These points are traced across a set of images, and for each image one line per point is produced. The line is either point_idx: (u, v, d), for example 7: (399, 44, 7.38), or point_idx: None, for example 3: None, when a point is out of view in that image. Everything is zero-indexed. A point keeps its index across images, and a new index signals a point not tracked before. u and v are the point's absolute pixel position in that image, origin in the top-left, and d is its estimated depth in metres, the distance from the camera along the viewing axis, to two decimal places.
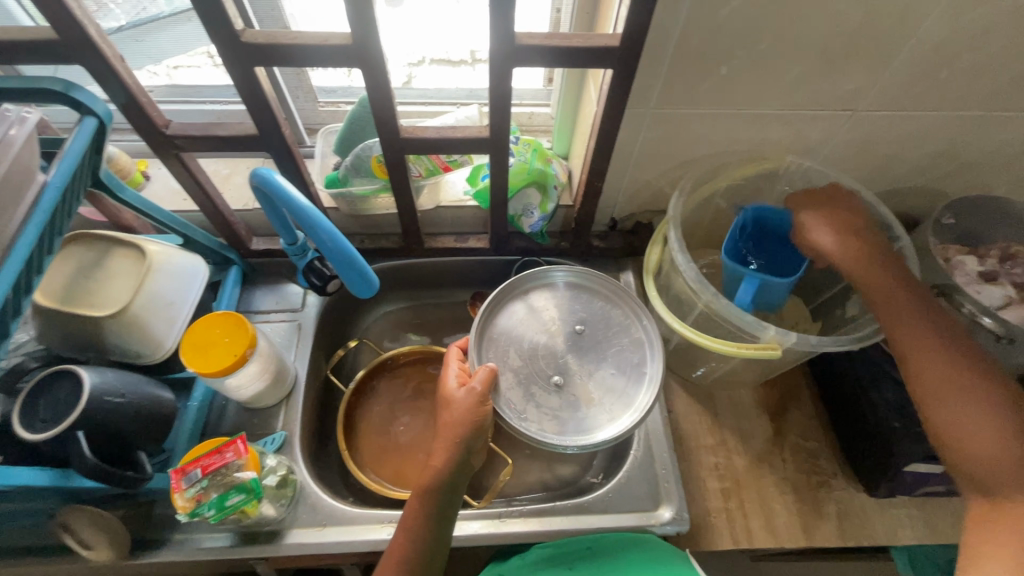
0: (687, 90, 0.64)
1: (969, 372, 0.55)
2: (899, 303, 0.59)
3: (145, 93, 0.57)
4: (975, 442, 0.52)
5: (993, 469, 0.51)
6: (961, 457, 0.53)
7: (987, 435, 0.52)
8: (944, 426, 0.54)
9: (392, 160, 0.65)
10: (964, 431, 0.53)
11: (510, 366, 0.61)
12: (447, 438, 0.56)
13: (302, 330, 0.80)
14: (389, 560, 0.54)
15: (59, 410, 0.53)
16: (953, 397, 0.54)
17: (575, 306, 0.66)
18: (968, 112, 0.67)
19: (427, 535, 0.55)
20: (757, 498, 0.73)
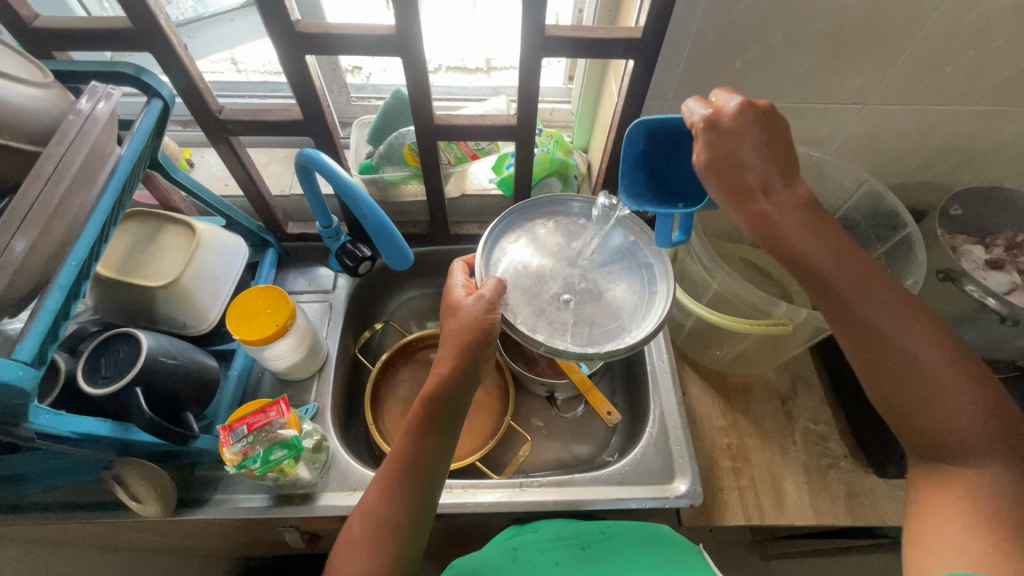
0: (703, 82, 0.67)
1: (909, 332, 0.49)
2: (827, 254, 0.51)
3: (202, 79, 0.62)
4: (921, 409, 0.48)
5: (937, 436, 0.48)
6: (904, 426, 0.50)
7: (934, 402, 0.48)
8: (889, 398, 0.50)
9: (425, 146, 0.70)
10: (907, 401, 0.49)
11: (519, 280, 0.59)
12: (452, 346, 0.55)
13: (333, 309, 0.84)
14: (386, 469, 0.57)
15: (119, 367, 0.58)
16: (888, 364, 0.49)
17: (581, 232, 0.64)
18: (974, 106, 0.70)
19: (426, 444, 0.56)
20: (769, 477, 0.75)
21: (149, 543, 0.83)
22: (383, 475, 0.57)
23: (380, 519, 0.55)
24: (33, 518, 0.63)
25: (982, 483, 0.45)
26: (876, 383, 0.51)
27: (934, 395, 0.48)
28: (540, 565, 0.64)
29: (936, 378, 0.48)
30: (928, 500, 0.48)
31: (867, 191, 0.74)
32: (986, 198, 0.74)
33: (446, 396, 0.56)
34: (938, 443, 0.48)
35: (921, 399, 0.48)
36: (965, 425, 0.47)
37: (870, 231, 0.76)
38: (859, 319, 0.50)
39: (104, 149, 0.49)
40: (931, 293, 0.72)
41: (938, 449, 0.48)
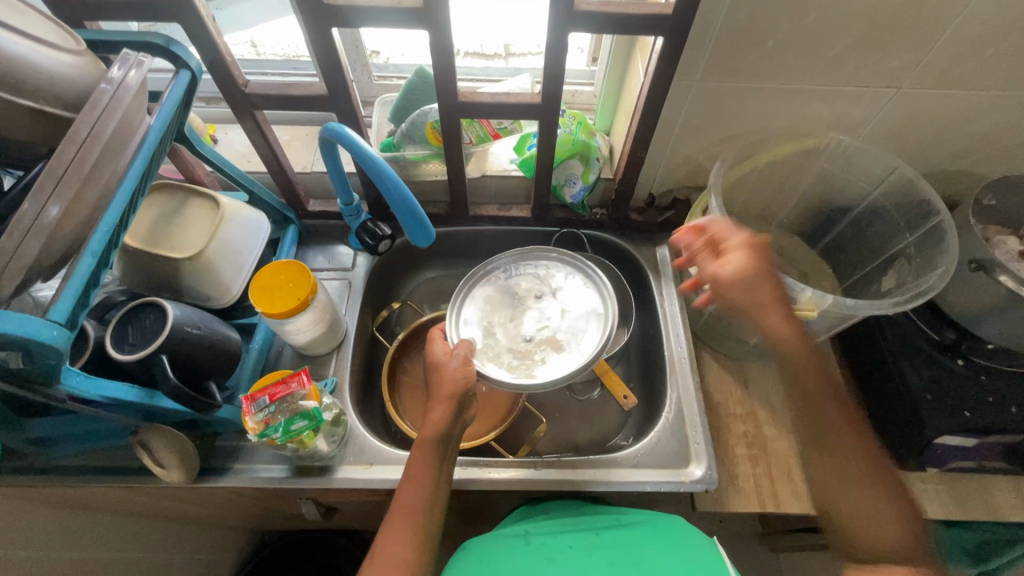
0: (734, 62, 0.66)
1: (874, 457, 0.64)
2: (822, 401, 0.67)
3: (229, 53, 0.62)
4: (868, 527, 0.61)
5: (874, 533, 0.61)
6: (841, 539, 0.64)
7: (884, 520, 0.61)
8: (841, 518, 0.63)
9: (448, 124, 0.69)
10: (861, 517, 0.61)
11: (483, 332, 0.69)
12: (443, 396, 0.62)
13: (352, 287, 0.85)
14: (397, 515, 0.58)
15: (146, 335, 0.59)
16: (849, 492, 0.63)
17: (531, 277, 0.73)
18: (1013, 92, 0.68)
19: (429, 488, 0.59)
20: (786, 466, 0.75)
21: (170, 511, 0.85)
22: (398, 523, 0.57)
23: (395, 561, 0.56)
24: (70, 482, 0.66)
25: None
26: (834, 508, 0.65)
27: (883, 515, 0.61)
28: (552, 548, 0.65)
29: (877, 503, 0.62)
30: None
31: (898, 177, 0.72)
32: (1020, 189, 0.72)
33: (443, 443, 0.61)
34: (878, 554, 0.60)
35: (870, 521, 0.61)
36: (895, 530, 0.60)
37: (899, 219, 0.74)
38: (841, 450, 0.66)
39: (135, 118, 0.50)
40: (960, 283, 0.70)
41: (876, 556, 0.60)
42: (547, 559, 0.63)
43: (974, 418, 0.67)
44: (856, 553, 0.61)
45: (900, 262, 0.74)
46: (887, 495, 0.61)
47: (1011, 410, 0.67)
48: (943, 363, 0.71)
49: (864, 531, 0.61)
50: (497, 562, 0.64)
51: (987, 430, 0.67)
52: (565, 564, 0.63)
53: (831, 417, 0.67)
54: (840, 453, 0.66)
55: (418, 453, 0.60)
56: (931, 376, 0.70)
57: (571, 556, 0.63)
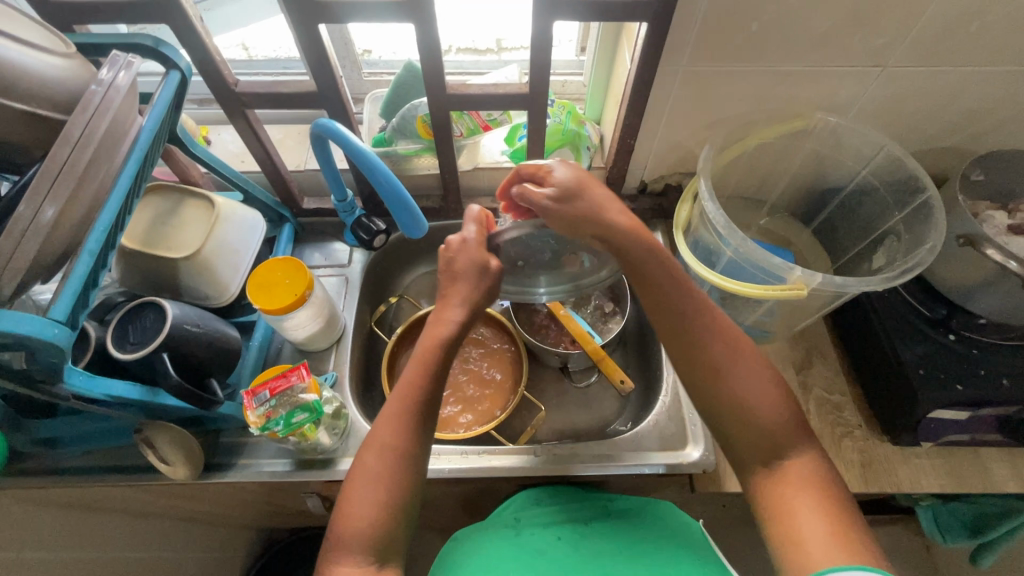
0: (718, 46, 0.66)
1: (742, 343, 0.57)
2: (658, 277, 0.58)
3: (218, 53, 0.63)
4: (752, 413, 0.54)
5: (767, 426, 0.53)
6: (724, 437, 0.56)
7: (764, 404, 0.54)
8: (720, 406, 0.55)
9: (438, 116, 0.70)
10: (744, 402, 0.54)
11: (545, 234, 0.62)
12: (461, 286, 0.58)
13: (349, 282, 0.86)
14: (395, 398, 0.57)
15: (146, 335, 0.60)
16: (734, 369, 0.55)
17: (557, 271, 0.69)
18: (997, 67, 0.68)
19: (434, 386, 0.57)
20: None
21: (176, 511, 0.86)
22: (397, 407, 0.56)
23: (395, 445, 0.55)
24: (74, 482, 0.66)
25: (816, 473, 0.51)
26: (705, 399, 0.56)
27: (762, 399, 0.54)
28: (542, 538, 0.67)
29: (771, 393, 0.55)
30: (764, 490, 0.52)
31: (886, 155, 0.73)
32: (1007, 162, 0.73)
33: (453, 343, 0.58)
34: (766, 444, 0.53)
35: (746, 406, 0.54)
36: (782, 414, 0.54)
37: (888, 197, 0.75)
38: (691, 337, 0.57)
39: (127, 119, 0.50)
40: (950, 257, 0.70)
41: (771, 448, 0.53)
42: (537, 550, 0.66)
43: (965, 392, 0.67)
44: (738, 455, 0.55)
45: (890, 240, 0.74)
46: (763, 381, 0.55)
47: (1004, 383, 0.68)
48: (934, 339, 0.72)
49: (745, 420, 0.54)
50: (488, 551, 0.66)
51: (978, 403, 0.68)
52: (555, 553, 0.65)
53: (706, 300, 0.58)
54: (698, 342, 0.56)
55: (426, 349, 0.58)
56: (923, 353, 0.71)
57: (560, 547, 0.66)
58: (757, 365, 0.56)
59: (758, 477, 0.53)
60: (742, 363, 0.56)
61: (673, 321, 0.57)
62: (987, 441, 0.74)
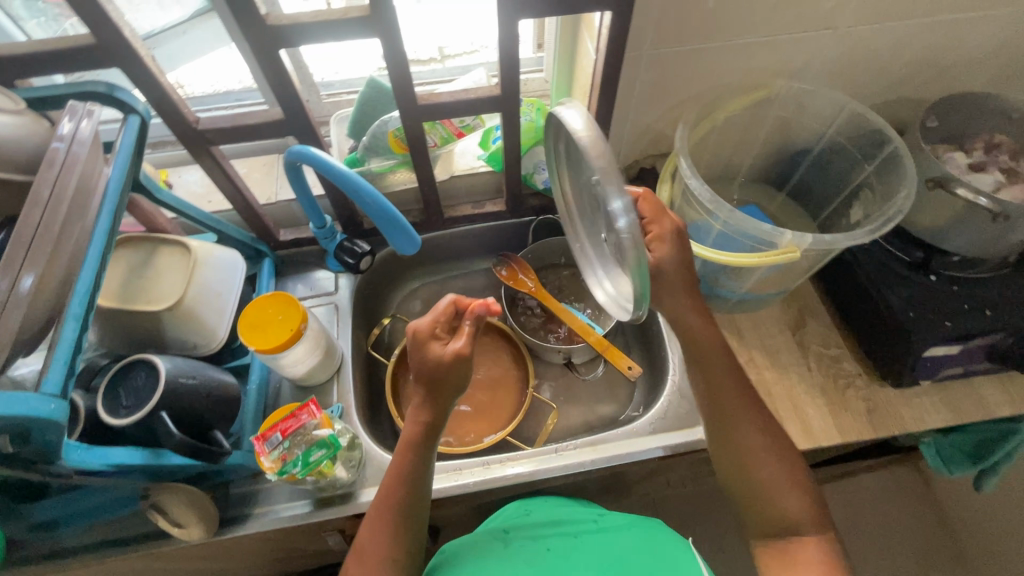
0: (679, 27, 0.68)
1: (771, 434, 0.60)
2: (717, 371, 0.63)
3: (175, 90, 0.60)
4: (775, 499, 0.58)
5: (785, 515, 0.57)
6: (744, 509, 0.60)
7: (786, 498, 0.58)
8: (749, 488, 0.59)
9: (412, 128, 0.69)
10: (766, 489, 0.58)
11: (603, 244, 0.60)
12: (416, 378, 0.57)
13: (340, 310, 0.83)
14: (376, 506, 0.58)
15: (139, 396, 0.57)
16: (760, 459, 0.59)
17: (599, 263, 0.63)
18: (936, 17, 0.72)
19: (414, 485, 0.58)
20: (791, 404, 0.78)
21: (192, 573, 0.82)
22: (374, 513, 0.58)
23: (376, 551, 0.57)
24: (81, 560, 0.63)
25: (824, 555, 0.55)
26: (734, 480, 0.61)
27: (785, 489, 0.58)
28: (532, 550, 0.67)
29: (795, 482, 0.59)
30: (773, 561, 0.57)
31: (848, 114, 0.75)
32: (958, 106, 0.77)
33: (419, 453, 0.58)
34: (778, 526, 0.57)
35: (772, 496, 0.58)
36: (801, 499, 0.58)
37: (855, 152, 0.78)
38: (726, 428, 0.61)
39: (93, 172, 0.48)
40: (923, 203, 0.73)
41: (786, 527, 0.57)
42: (526, 559, 0.65)
43: (955, 327, 0.70)
44: (754, 532, 0.60)
45: (864, 193, 0.77)
46: (793, 473, 0.59)
47: (987, 314, 0.71)
48: (919, 281, 0.74)
49: (766, 506, 0.58)
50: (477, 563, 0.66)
51: (970, 336, 0.70)
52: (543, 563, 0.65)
53: (739, 397, 0.62)
54: (732, 432, 0.61)
55: (404, 449, 0.59)
56: (910, 296, 0.73)
57: (550, 556, 0.66)
58: (781, 454, 0.60)
59: (766, 550, 0.58)
60: (769, 453, 0.60)
61: (720, 410, 0.62)
62: (977, 371, 0.78)
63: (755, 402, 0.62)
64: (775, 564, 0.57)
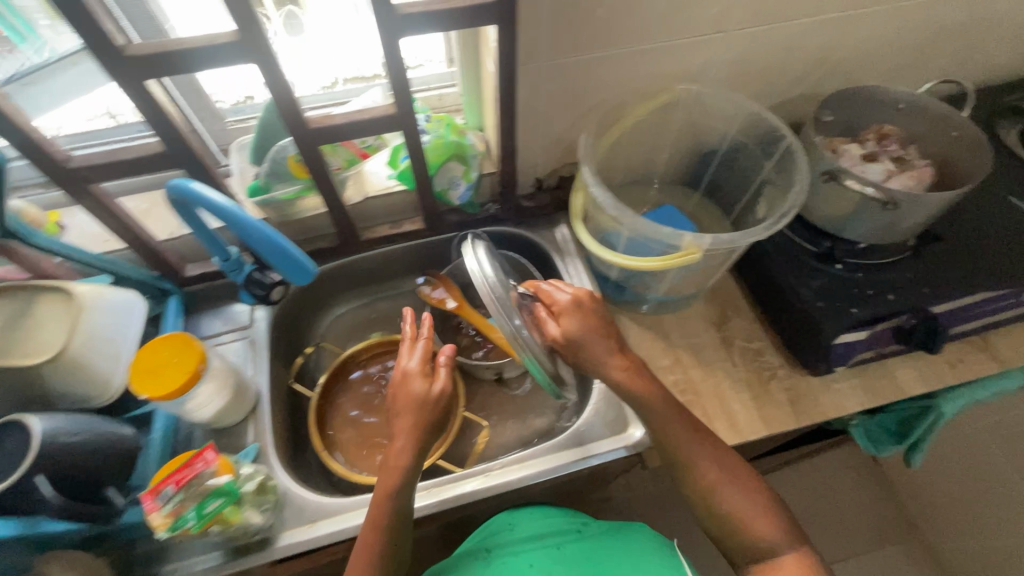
0: (573, 36, 0.68)
1: (727, 463, 0.62)
2: (661, 412, 0.63)
3: (38, 129, 0.56)
4: (751, 529, 0.59)
5: (761, 544, 0.59)
6: (723, 538, 0.62)
7: (757, 525, 0.59)
8: (722, 522, 0.61)
9: (308, 153, 0.66)
10: (737, 523, 0.60)
11: (509, 334, 0.63)
12: (404, 410, 0.60)
13: (256, 344, 0.80)
14: (361, 543, 0.58)
15: (10, 462, 0.52)
16: (721, 489, 0.61)
17: (527, 358, 0.59)
18: (821, 16, 0.75)
19: (397, 511, 0.58)
20: (717, 401, 0.79)
21: None
22: (359, 550, 0.57)
23: None
24: None
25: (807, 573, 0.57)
26: (705, 514, 0.63)
27: (754, 517, 0.60)
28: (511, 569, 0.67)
29: (759, 505, 0.60)
30: None
31: (746, 113, 0.77)
32: (851, 99, 0.79)
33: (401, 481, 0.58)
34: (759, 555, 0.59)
35: (744, 530, 0.59)
36: (771, 518, 0.60)
37: (757, 150, 0.80)
38: (688, 466, 0.62)
39: None
40: (823, 196, 0.76)
41: (765, 552, 0.59)
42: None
43: (861, 313, 0.72)
44: (738, 557, 0.61)
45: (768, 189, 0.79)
46: (755, 496, 0.61)
47: (890, 298, 0.73)
48: (826, 271, 0.77)
49: (743, 537, 0.60)
50: None
51: (874, 321, 0.73)
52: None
53: (689, 431, 0.62)
54: (691, 467, 0.62)
55: (387, 477, 0.59)
56: (819, 286, 0.75)
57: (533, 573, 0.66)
58: (741, 481, 0.61)
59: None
60: (728, 479, 0.61)
61: (673, 448, 0.63)
62: (889, 352, 0.81)
63: (702, 434, 0.63)
64: None
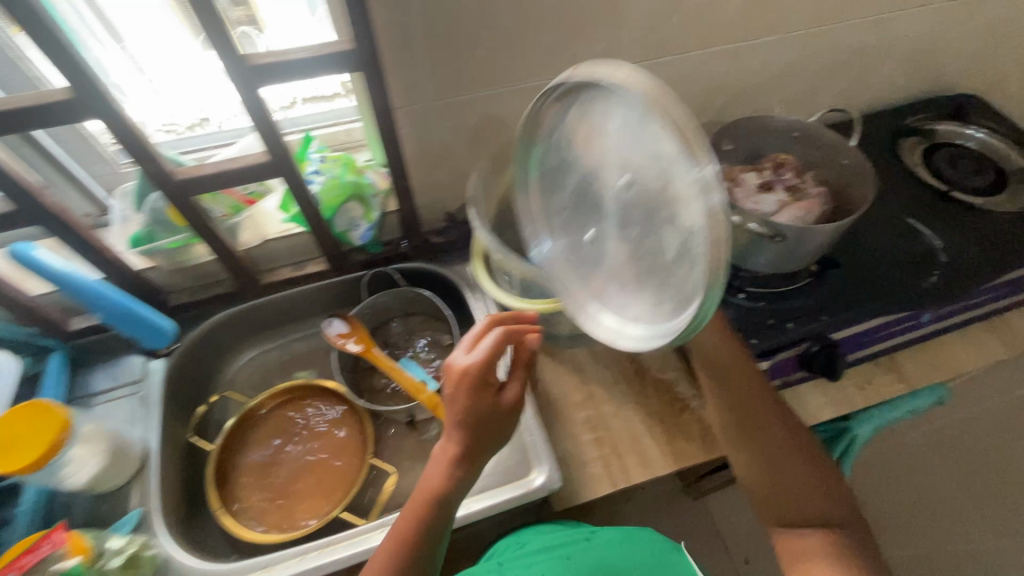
0: (455, 76, 0.66)
1: (780, 418, 0.66)
2: (740, 368, 0.68)
3: None
4: (786, 484, 0.63)
5: (797, 502, 0.62)
6: (758, 497, 0.65)
7: (791, 479, 0.63)
8: (753, 478, 0.64)
9: (181, 203, 0.64)
10: (773, 476, 0.63)
11: (590, 259, 0.59)
12: (452, 396, 0.56)
13: (148, 399, 0.76)
14: (403, 520, 0.58)
15: None
16: (768, 441, 0.65)
17: (626, 277, 0.54)
18: (710, 49, 0.75)
19: (439, 501, 0.57)
20: (629, 437, 0.78)
21: None
22: (399, 530, 0.57)
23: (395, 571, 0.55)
24: None
25: (837, 536, 0.59)
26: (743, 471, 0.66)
27: (797, 472, 0.63)
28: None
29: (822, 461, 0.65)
30: (788, 549, 0.61)
31: None
32: (747, 129, 0.80)
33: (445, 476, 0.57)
34: (789, 510, 0.62)
35: (781, 482, 0.63)
36: (831, 476, 0.64)
37: None
38: (741, 418, 0.66)
39: None
40: None
41: (797, 512, 0.62)
42: None
43: (760, 344, 0.72)
44: (769, 520, 0.64)
45: None
46: (808, 454, 0.64)
47: (789, 326, 0.74)
48: (727, 301, 0.77)
49: (782, 491, 0.63)
50: None
51: (773, 351, 0.73)
52: None
53: (758, 389, 0.67)
54: (741, 415, 0.66)
55: (432, 475, 0.58)
56: (720, 318, 0.75)
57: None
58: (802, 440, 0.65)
59: (780, 540, 0.62)
60: (798, 431, 0.66)
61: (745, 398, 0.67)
62: (798, 379, 0.80)
63: (767, 392, 0.67)
64: (787, 555, 0.60)
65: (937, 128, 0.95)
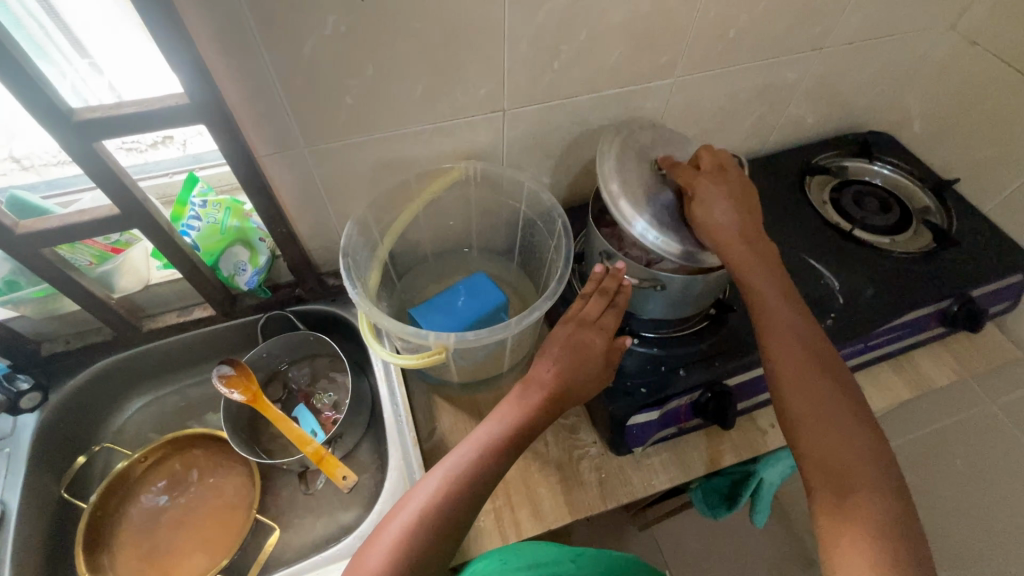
0: (325, 124, 0.64)
1: (825, 361, 0.60)
2: (767, 300, 0.63)
3: None
4: (831, 436, 0.55)
5: (838, 459, 0.54)
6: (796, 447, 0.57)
7: (839, 431, 0.55)
8: (792, 422, 0.58)
9: (28, 257, 0.61)
10: (812, 420, 0.56)
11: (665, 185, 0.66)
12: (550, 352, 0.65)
13: (11, 456, 0.71)
14: (443, 461, 0.58)
15: None
16: (810, 382, 0.58)
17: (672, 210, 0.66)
18: (602, 93, 0.74)
19: (500, 449, 0.59)
20: (524, 487, 0.75)
21: None
22: (436, 468, 0.58)
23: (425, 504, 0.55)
24: None
25: (876, 507, 0.51)
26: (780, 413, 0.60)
27: (843, 424, 0.56)
28: None
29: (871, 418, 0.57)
30: (823, 512, 0.53)
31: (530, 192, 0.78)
32: None
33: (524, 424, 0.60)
34: (830, 467, 0.54)
35: (822, 431, 0.56)
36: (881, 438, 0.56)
37: (544, 226, 0.80)
38: (777, 355, 0.61)
39: None
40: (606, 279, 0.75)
41: (840, 473, 0.53)
42: None
43: (648, 393, 0.71)
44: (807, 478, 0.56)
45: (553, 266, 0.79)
46: (857, 407, 0.56)
47: (680, 373, 0.73)
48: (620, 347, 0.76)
49: (823, 444, 0.55)
50: None
51: (663, 400, 0.71)
52: None
53: (800, 325, 0.62)
54: (781, 353, 0.60)
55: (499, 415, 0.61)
56: None
57: None
58: (848, 389, 0.58)
59: (818, 503, 0.54)
60: (845, 381, 0.58)
61: (780, 334, 0.62)
62: (699, 424, 0.79)
63: (814, 334, 0.62)
64: (823, 519, 0.53)
65: (845, 165, 0.98)
